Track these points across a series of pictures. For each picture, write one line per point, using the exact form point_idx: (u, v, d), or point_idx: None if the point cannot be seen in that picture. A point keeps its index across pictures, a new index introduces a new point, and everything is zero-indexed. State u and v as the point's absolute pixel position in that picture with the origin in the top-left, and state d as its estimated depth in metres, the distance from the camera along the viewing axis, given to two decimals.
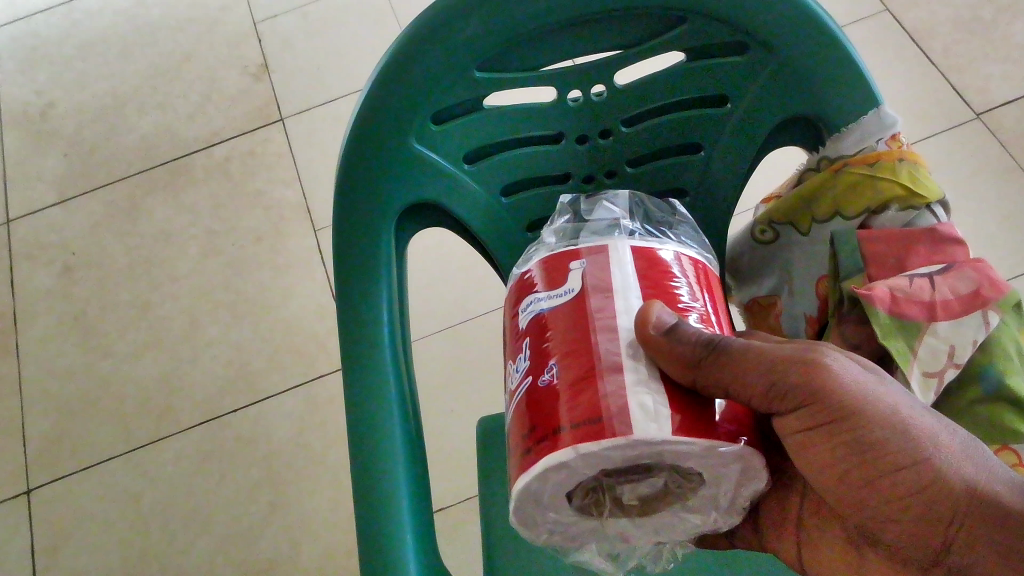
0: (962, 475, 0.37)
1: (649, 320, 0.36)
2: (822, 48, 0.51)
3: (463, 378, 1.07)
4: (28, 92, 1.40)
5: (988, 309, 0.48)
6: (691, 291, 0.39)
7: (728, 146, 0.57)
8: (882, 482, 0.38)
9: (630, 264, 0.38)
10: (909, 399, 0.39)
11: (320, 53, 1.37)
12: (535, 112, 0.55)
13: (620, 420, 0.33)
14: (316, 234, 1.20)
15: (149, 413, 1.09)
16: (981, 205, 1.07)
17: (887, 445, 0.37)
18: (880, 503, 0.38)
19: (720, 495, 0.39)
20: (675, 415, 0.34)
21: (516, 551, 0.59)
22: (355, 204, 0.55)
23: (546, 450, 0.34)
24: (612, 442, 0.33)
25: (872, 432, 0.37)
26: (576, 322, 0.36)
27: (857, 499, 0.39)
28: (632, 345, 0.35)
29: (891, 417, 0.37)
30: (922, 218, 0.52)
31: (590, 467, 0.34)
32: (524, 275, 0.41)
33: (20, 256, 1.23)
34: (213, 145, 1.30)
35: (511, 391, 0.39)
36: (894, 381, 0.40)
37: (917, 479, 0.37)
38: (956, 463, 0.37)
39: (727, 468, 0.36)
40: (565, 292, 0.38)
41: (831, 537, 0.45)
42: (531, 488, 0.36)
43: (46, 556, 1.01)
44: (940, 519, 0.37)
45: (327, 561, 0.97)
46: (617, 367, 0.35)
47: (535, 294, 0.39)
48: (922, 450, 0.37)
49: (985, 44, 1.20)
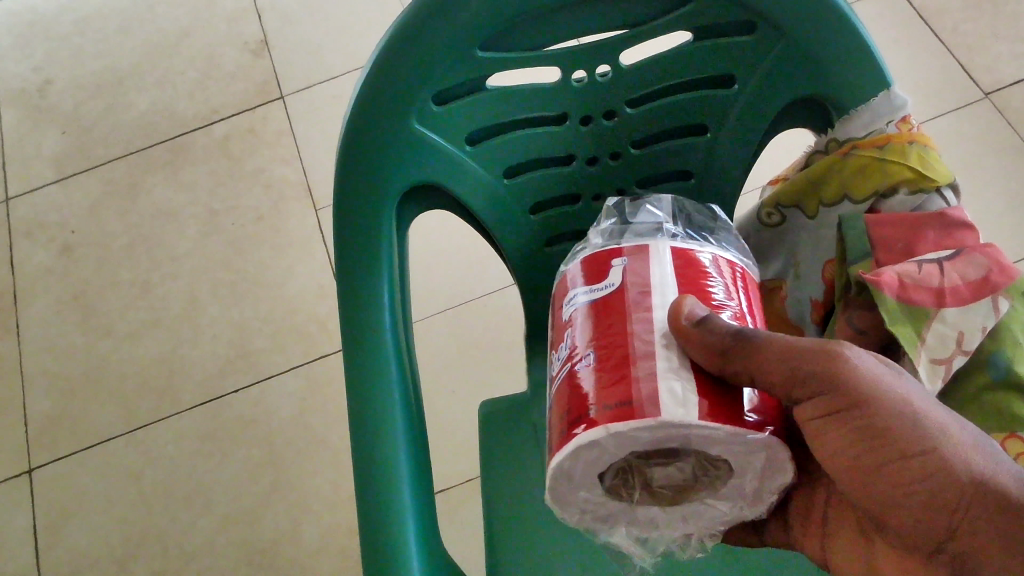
0: (971, 464, 0.36)
1: (682, 312, 0.36)
2: (833, 28, 0.50)
3: (466, 360, 1.06)
4: (26, 68, 1.38)
5: (998, 295, 0.47)
6: (727, 289, 0.39)
7: (736, 127, 0.56)
8: (892, 470, 0.37)
9: (669, 262, 0.38)
10: (920, 391, 0.39)
11: (320, 29, 1.35)
12: (539, 93, 0.54)
13: (650, 403, 0.34)
14: (317, 213, 1.19)
15: (150, 392, 1.09)
16: (989, 186, 1.06)
17: (901, 434, 0.37)
18: (892, 492, 0.37)
19: (747, 484, 0.39)
20: (703, 400, 0.34)
21: (518, 539, 0.59)
22: (357, 185, 0.54)
23: (578, 430, 0.35)
24: (641, 423, 0.33)
25: (885, 418, 0.37)
26: (613, 314, 0.37)
27: (868, 488, 0.38)
28: (666, 336, 0.36)
29: (903, 405, 0.37)
30: (932, 202, 0.51)
31: (621, 449, 0.35)
32: (568, 272, 0.42)
33: (20, 235, 1.23)
34: (213, 123, 1.29)
35: (551, 379, 0.40)
36: (905, 373, 0.39)
37: (928, 465, 0.36)
38: (966, 452, 0.37)
39: (753, 456, 0.36)
40: (606, 286, 0.38)
41: (845, 523, 0.45)
42: (565, 467, 0.36)
43: (48, 535, 1.02)
44: (948, 505, 0.36)
45: (328, 540, 0.98)
46: (649, 355, 0.35)
47: (577, 288, 0.40)
48: (934, 438, 0.37)
49: (995, 24, 1.18)
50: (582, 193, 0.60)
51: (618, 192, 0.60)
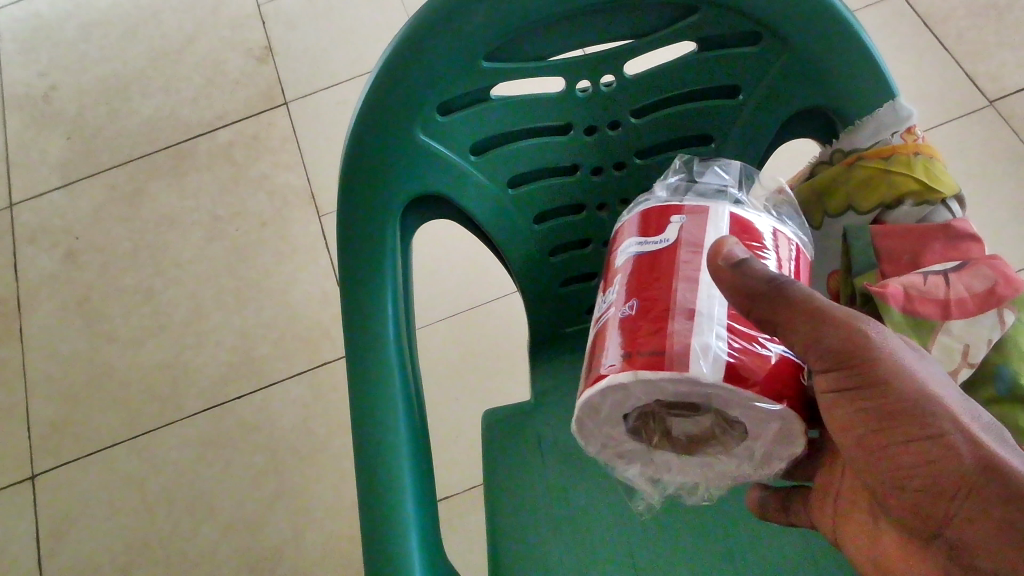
0: (983, 458, 0.33)
1: (722, 253, 0.36)
2: (840, 38, 0.49)
3: (470, 367, 1.06)
4: (30, 74, 1.38)
5: (1003, 307, 0.47)
6: (779, 260, 0.39)
7: (740, 136, 0.56)
8: (892, 449, 0.35)
9: (725, 224, 0.39)
10: (946, 379, 0.35)
11: (324, 35, 1.35)
12: (543, 103, 0.53)
13: (681, 359, 0.35)
14: (320, 219, 1.19)
15: (154, 398, 1.09)
16: (994, 193, 1.06)
17: (912, 414, 0.34)
18: (898, 472, 0.35)
19: (760, 447, 0.40)
20: (732, 361, 0.36)
21: (522, 551, 0.58)
22: (360, 194, 0.54)
23: (610, 371, 0.37)
24: (669, 374, 0.35)
25: (892, 397, 0.34)
26: (663, 267, 0.38)
27: (875, 465, 0.36)
28: (711, 292, 0.37)
29: (918, 385, 0.34)
30: (937, 214, 0.51)
31: (644, 394, 0.37)
32: (628, 222, 0.43)
33: (24, 241, 1.23)
34: (217, 129, 1.29)
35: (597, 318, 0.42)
36: (933, 359, 0.36)
37: (930, 451, 0.34)
38: (981, 446, 0.33)
39: (769, 421, 0.38)
40: (661, 241, 0.39)
41: (855, 503, 0.43)
42: (594, 401, 0.39)
43: (51, 541, 1.02)
44: (945, 494, 0.34)
45: (331, 548, 0.97)
46: (689, 311, 0.37)
47: (632, 239, 0.41)
48: (944, 424, 0.34)
49: (999, 31, 1.18)
50: (587, 203, 0.60)
51: (623, 202, 0.60)
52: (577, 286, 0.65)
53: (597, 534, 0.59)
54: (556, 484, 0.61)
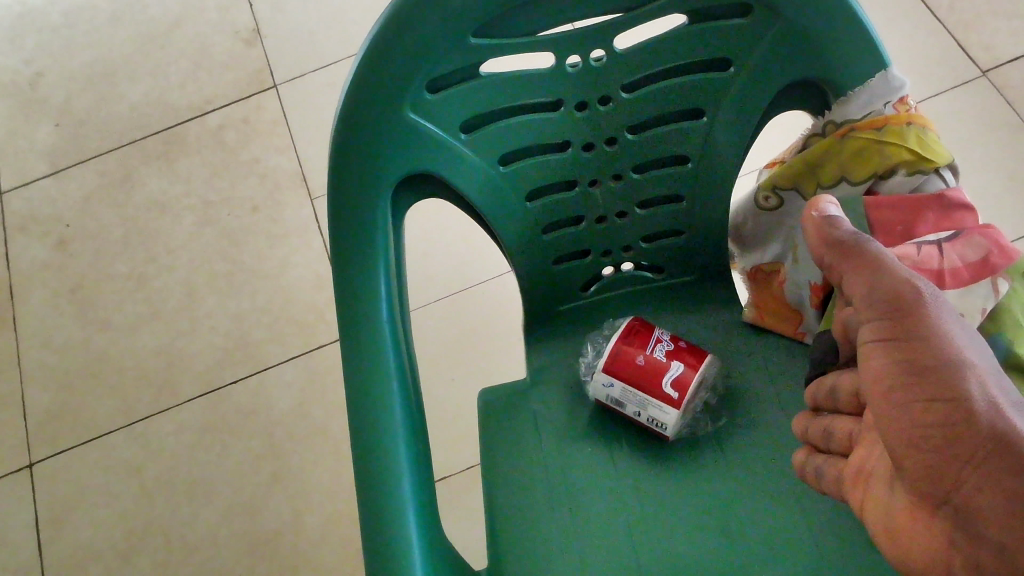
0: (999, 427, 0.32)
1: None
2: (830, 8, 0.49)
3: (464, 348, 1.06)
4: (16, 61, 1.37)
5: (998, 276, 0.47)
6: None
7: (733, 108, 0.56)
8: (910, 409, 0.34)
9: None
10: (979, 349, 0.34)
11: (311, 16, 1.33)
12: (534, 79, 0.53)
13: None
14: (313, 202, 1.19)
15: (149, 384, 1.09)
16: (988, 164, 1.05)
17: (935, 371, 0.33)
18: (908, 428, 0.34)
19: None
20: None
21: (520, 528, 0.59)
22: (349, 175, 0.54)
23: None
24: None
25: (924, 355, 0.34)
26: None
27: (890, 420, 0.35)
28: None
29: (951, 345, 0.34)
30: (930, 183, 0.52)
31: None
32: None
33: (16, 230, 1.22)
34: (206, 113, 1.28)
35: None
36: (972, 330, 0.35)
37: (948, 414, 0.33)
38: (1001, 416, 0.32)
39: None
40: None
41: (856, 463, 0.42)
42: None
43: (51, 529, 1.02)
44: (955, 461, 0.32)
45: (329, 530, 0.98)
46: None
47: None
48: (968, 387, 0.33)
49: (992, 1, 1.18)
50: (578, 179, 0.59)
51: (614, 177, 0.60)
52: (569, 263, 0.65)
53: (595, 508, 0.59)
54: (558, 461, 0.62)
